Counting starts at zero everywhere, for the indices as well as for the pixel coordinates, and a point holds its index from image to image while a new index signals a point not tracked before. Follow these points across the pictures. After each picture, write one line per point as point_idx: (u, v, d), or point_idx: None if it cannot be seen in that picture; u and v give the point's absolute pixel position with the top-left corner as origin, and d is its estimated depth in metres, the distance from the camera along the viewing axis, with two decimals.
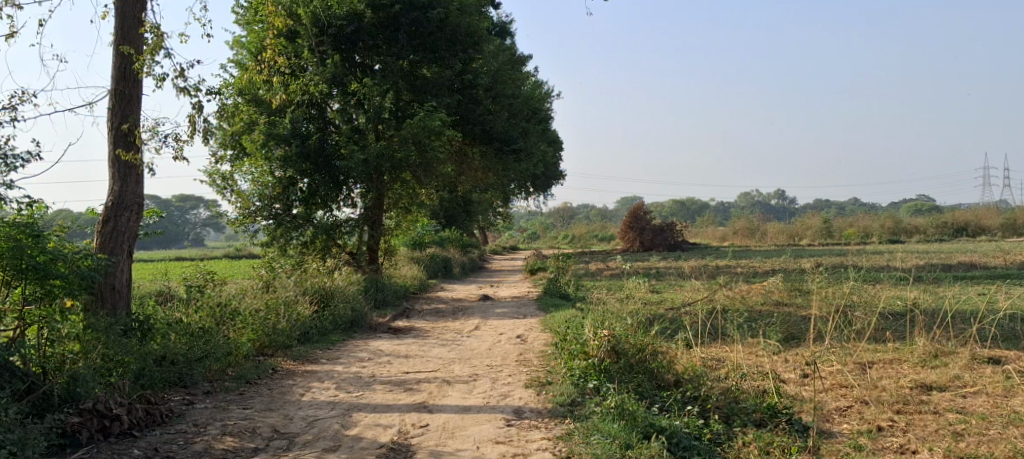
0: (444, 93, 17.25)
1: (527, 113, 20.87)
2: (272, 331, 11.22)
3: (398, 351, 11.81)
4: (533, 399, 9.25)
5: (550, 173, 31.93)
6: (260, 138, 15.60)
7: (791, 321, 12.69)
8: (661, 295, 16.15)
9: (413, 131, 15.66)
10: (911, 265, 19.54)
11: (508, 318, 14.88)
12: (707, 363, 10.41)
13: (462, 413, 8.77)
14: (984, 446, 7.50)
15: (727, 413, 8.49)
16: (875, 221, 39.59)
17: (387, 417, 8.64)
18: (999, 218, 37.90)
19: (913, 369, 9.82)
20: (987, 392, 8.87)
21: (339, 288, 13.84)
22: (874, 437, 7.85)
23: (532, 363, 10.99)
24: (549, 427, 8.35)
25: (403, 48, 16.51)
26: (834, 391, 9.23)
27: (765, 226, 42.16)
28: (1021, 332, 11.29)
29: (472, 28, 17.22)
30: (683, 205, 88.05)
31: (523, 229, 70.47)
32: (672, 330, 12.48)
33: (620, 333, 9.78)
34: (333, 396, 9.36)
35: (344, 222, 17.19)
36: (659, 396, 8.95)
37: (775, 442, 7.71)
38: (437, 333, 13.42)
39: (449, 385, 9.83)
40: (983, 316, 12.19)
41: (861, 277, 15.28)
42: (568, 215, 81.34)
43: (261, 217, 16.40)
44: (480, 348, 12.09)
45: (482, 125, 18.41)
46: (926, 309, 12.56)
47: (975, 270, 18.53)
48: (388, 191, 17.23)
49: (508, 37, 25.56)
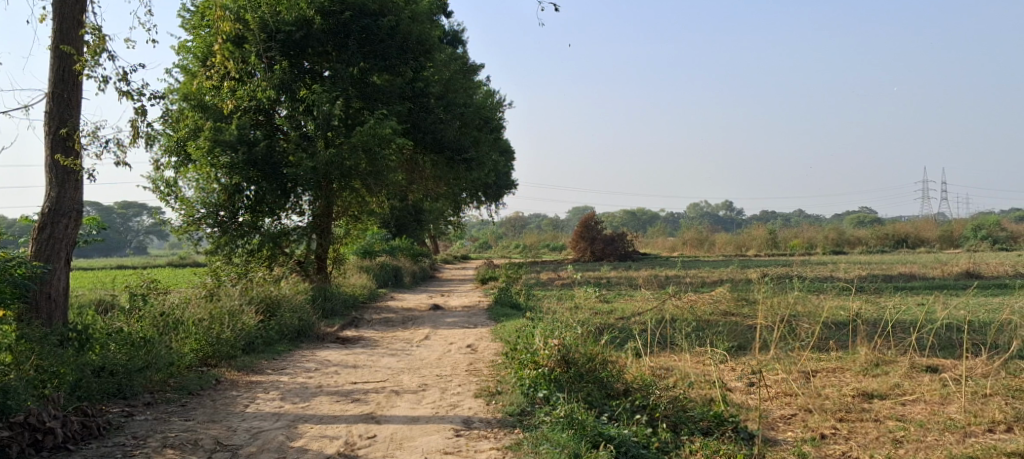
0: (394, 102, 17.13)
1: (480, 122, 20.87)
2: (216, 340, 10.96)
3: (346, 361, 11.67)
4: (483, 409, 9.21)
5: (501, 182, 31.97)
6: (205, 145, 15.31)
7: (738, 330, 12.88)
8: (612, 304, 16.28)
9: (363, 139, 15.53)
10: (854, 276, 19.98)
11: (458, 328, 14.83)
12: (655, 371, 10.51)
13: (410, 423, 8.68)
14: (922, 453, 7.68)
15: (675, 421, 8.58)
16: (819, 232, 40.51)
17: (334, 428, 8.53)
18: (937, 230, 39.03)
19: (855, 378, 10.03)
20: (925, 400, 9.10)
21: (286, 297, 13.62)
22: (817, 445, 7.99)
23: (481, 373, 10.95)
24: (498, 437, 8.32)
25: (353, 54, 16.44)
26: (779, 400, 9.37)
27: (714, 237, 43.11)
28: (958, 342, 11.62)
29: (424, 36, 17.25)
30: (633, 215, 89.29)
31: (474, 239, 70.55)
32: (621, 340, 12.56)
33: (570, 342, 9.77)
34: (278, 407, 9.19)
35: (292, 230, 16.92)
36: (608, 405, 8.98)
37: (721, 451, 7.79)
38: (387, 343, 13.31)
39: (397, 396, 9.73)
40: (922, 326, 12.52)
41: (806, 287, 15.59)
42: (520, 224, 81.55)
43: (206, 224, 16.07)
44: (430, 358, 12.00)
45: (434, 134, 18.26)
46: (868, 319, 12.87)
47: (915, 281, 19.04)
48: (337, 199, 17.05)
49: (460, 45, 25.57)
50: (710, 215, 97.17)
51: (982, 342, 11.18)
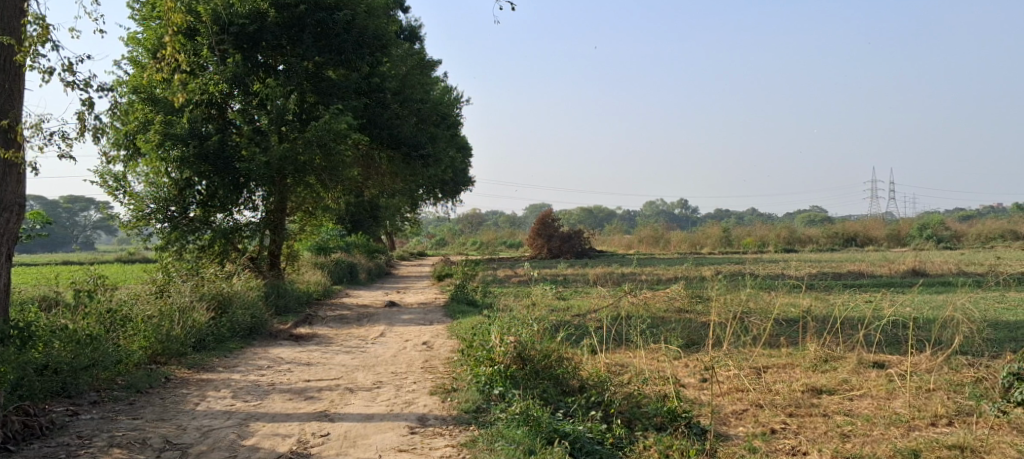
0: (349, 96, 16.93)
1: (437, 118, 20.79)
2: (166, 337, 10.78)
3: (299, 358, 11.55)
4: (438, 406, 9.18)
5: (459, 179, 31.86)
6: (155, 138, 15.07)
7: (692, 327, 13.05)
8: (568, 301, 16.38)
9: (318, 134, 15.38)
10: (804, 273, 20.31)
11: (414, 325, 14.78)
12: (611, 368, 10.61)
13: (364, 421, 8.62)
14: (868, 447, 7.85)
15: (629, 417, 8.68)
16: (772, 230, 41.10)
17: (287, 426, 8.43)
18: (885, 228, 39.90)
19: (805, 373, 10.22)
20: (872, 395, 9.30)
21: (238, 293, 13.41)
22: (767, 440, 8.12)
23: (437, 370, 10.94)
24: (453, 434, 8.31)
25: (308, 48, 16.14)
26: (732, 395, 9.51)
27: (669, 235, 43.59)
28: (903, 338, 11.92)
29: (380, 31, 17.10)
30: (589, 213, 89.83)
31: (431, 236, 70.32)
32: (577, 337, 12.65)
33: (526, 339, 9.81)
34: (230, 405, 9.06)
35: (244, 226, 16.63)
36: (564, 401, 9.04)
37: (674, 446, 7.87)
38: (341, 340, 13.22)
39: (352, 393, 9.66)
40: (870, 323, 12.80)
41: (758, 285, 15.82)
42: (477, 221, 81.45)
43: (157, 219, 15.71)
44: (385, 355, 11.95)
45: (390, 129, 18.06)
46: (818, 316, 13.14)
47: (863, 279, 19.46)
48: (291, 194, 16.94)
49: (417, 41, 25.44)
50: (665, 213, 98.05)
51: (927, 339, 11.45)
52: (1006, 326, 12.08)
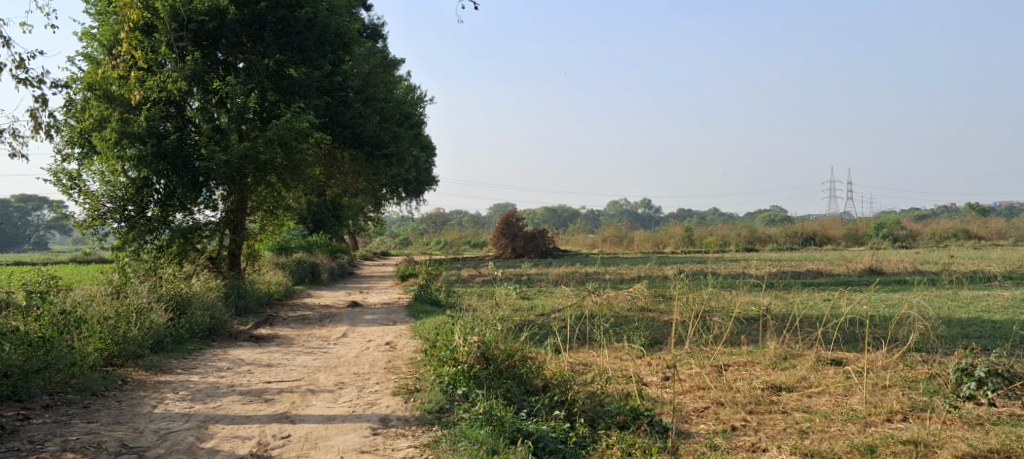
0: (311, 95, 16.82)
1: (399, 117, 20.68)
2: (122, 339, 10.59)
3: (260, 360, 11.42)
4: (401, 407, 9.14)
5: (422, 178, 31.70)
6: (112, 136, 14.74)
7: (655, 325, 13.15)
8: (532, 301, 16.42)
9: (278, 133, 15.29)
10: (765, 272, 20.53)
11: (377, 325, 14.71)
12: (574, 367, 10.65)
13: (326, 423, 8.55)
14: (826, 443, 7.97)
15: (592, 416, 8.72)
16: (733, 229, 41.54)
17: (246, 428, 8.33)
18: (843, 228, 40.55)
19: (764, 371, 10.36)
20: (829, 392, 9.45)
21: (197, 294, 13.20)
22: (728, 437, 8.22)
23: (400, 370, 10.90)
24: (416, 435, 8.28)
25: (269, 46, 16.02)
26: (693, 393, 9.60)
27: (632, 234, 43.88)
28: (860, 336, 12.12)
29: (342, 29, 16.98)
30: (553, 212, 90.11)
31: (394, 236, 69.97)
32: (541, 336, 12.67)
33: (489, 338, 9.75)
34: (188, 407, 8.94)
35: (203, 226, 16.40)
36: (527, 401, 9.05)
37: (636, 444, 7.93)
38: (302, 340, 13.10)
39: (313, 395, 9.57)
40: (828, 321, 12.99)
41: (719, 284, 15.96)
42: (441, 221, 81.24)
43: (114, 219, 15.37)
44: (347, 356, 11.86)
45: (353, 128, 17.83)
46: (777, 314, 13.31)
47: (821, 278, 19.75)
48: (252, 194, 16.69)
49: (380, 39, 25.28)
50: (629, 212, 98.65)
51: (882, 336, 11.66)
52: (960, 323, 12.33)
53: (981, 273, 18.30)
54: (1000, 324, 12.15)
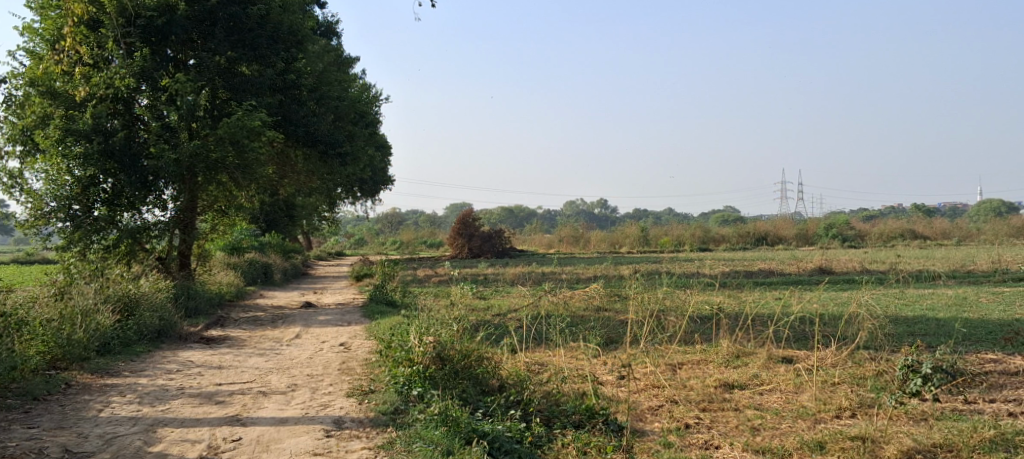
0: (264, 93, 16.44)
1: (353, 115, 20.51)
2: (66, 342, 10.31)
3: (210, 362, 11.22)
4: (355, 408, 9.05)
5: (377, 178, 31.45)
6: (56, 134, 14.40)
7: (611, 325, 13.21)
8: (489, 301, 16.39)
9: (230, 131, 15.07)
10: (718, 272, 20.77)
11: (331, 326, 14.56)
12: (530, 367, 10.65)
13: (278, 425, 8.43)
14: (777, 439, 8.09)
15: (548, 416, 8.75)
16: (687, 229, 41.98)
17: (196, 431, 8.18)
18: (795, 228, 41.23)
19: (717, 369, 10.47)
20: (780, 389, 9.59)
21: (145, 295, 12.92)
22: (681, 434, 8.30)
23: (354, 371, 10.78)
24: (370, 437, 8.20)
25: (220, 42, 15.79)
26: (648, 391, 9.67)
27: (589, 234, 44.10)
28: (811, 334, 12.31)
29: (295, 26, 16.84)
30: (510, 212, 90.17)
31: (349, 236, 69.40)
32: (497, 336, 12.65)
33: (445, 338, 9.70)
34: (135, 410, 8.75)
35: (152, 225, 16.06)
36: (483, 401, 9.03)
37: (591, 443, 7.96)
38: (255, 342, 12.90)
39: (265, 397, 9.43)
40: (779, 319, 13.19)
41: (673, 283, 16.10)
42: (397, 221, 80.74)
43: (58, 218, 14.91)
44: (300, 357, 11.71)
45: (306, 127, 17.63)
46: (730, 313, 13.47)
47: (773, 277, 20.05)
48: (203, 192, 16.44)
49: (334, 37, 25.05)
50: (586, 213, 99.14)
51: (832, 334, 11.88)
52: (905, 321, 12.61)
53: (925, 273, 18.73)
54: (944, 322, 12.46)
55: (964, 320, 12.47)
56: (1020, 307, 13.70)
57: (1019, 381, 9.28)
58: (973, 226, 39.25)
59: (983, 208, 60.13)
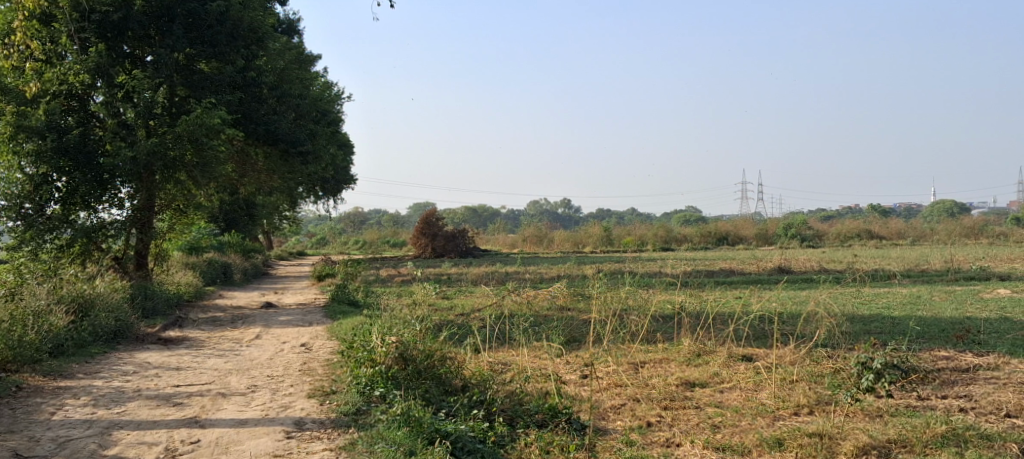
0: (223, 90, 16.49)
1: (315, 114, 20.30)
2: (17, 344, 10.06)
3: (168, 363, 11.03)
4: (316, 409, 8.97)
5: (340, 177, 31.21)
6: (7, 130, 14.00)
7: (574, 324, 13.25)
8: (452, 300, 16.33)
9: (188, 128, 14.88)
10: (680, 272, 20.95)
11: (292, 326, 14.41)
12: (494, 367, 10.65)
13: (237, 427, 8.33)
14: (737, 436, 8.19)
15: (511, 415, 8.75)
16: (649, 229, 42.27)
17: (153, 434, 8.05)
18: (755, 227, 41.76)
19: (679, 367, 10.57)
20: (740, 387, 9.71)
21: (101, 295, 12.68)
22: (643, 433, 8.36)
23: (316, 372, 10.68)
24: (331, 438, 8.13)
25: (178, 39, 15.46)
26: (610, 390, 9.72)
27: (553, 234, 44.21)
28: (770, 332, 12.48)
29: (255, 23, 16.63)
30: (473, 212, 90.05)
31: (311, 235, 68.73)
32: (460, 336, 12.63)
33: (408, 339, 9.64)
34: (90, 413, 8.57)
35: (108, 224, 15.78)
36: (446, 401, 9.00)
37: (554, 442, 7.98)
38: (214, 342, 12.72)
39: (224, 398, 9.30)
40: (739, 318, 13.35)
41: (635, 282, 16.20)
42: (359, 221, 80.19)
43: (8, 218, 14.33)
44: (260, 358, 11.57)
45: (267, 125, 17.41)
46: (692, 312, 13.60)
47: (734, 276, 20.31)
48: (161, 191, 16.18)
49: (295, 35, 24.80)
50: (550, 213, 99.39)
51: (791, 333, 12.05)
52: (862, 319, 12.85)
53: (881, 272, 19.09)
54: (899, 320, 12.71)
55: (918, 318, 12.73)
56: (972, 305, 14.02)
57: (970, 377, 9.50)
58: (927, 226, 40.08)
59: (937, 208, 61.48)
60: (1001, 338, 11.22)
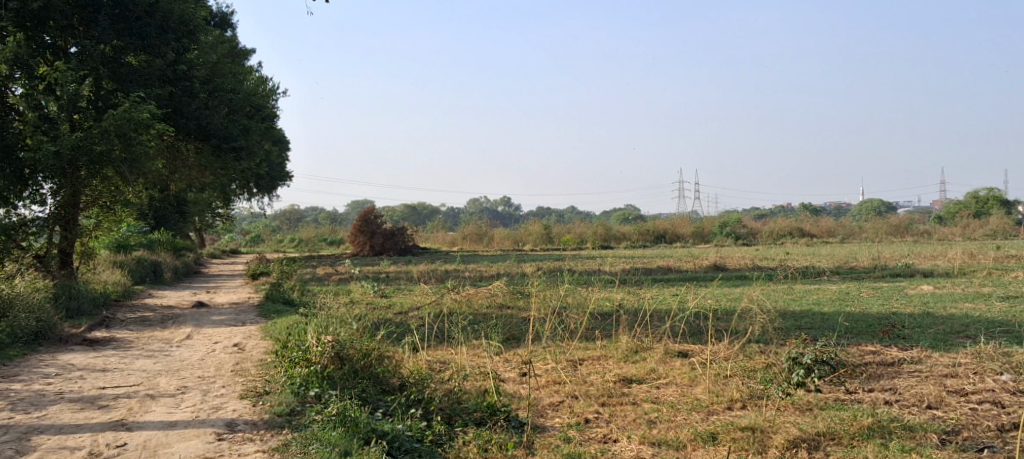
0: (153, 84, 15.86)
1: (249, 109, 19.90)
2: None
3: (92, 365, 10.66)
4: (249, 410, 8.77)
5: (276, 174, 30.64)
6: None
7: (513, 322, 13.25)
8: (390, 299, 16.17)
9: (116, 123, 14.45)
10: (618, 269, 21.19)
11: (225, 326, 14.08)
12: (432, 365, 10.58)
13: (166, 429, 8.09)
14: (672, 431, 8.28)
15: (450, 414, 8.69)
16: (589, 227, 42.56)
17: (76, 438, 7.77)
18: (692, 226, 42.43)
19: (617, 364, 10.65)
20: (676, 383, 9.83)
21: (21, 295, 12.18)
22: (581, 429, 8.40)
23: (248, 372, 10.44)
24: (265, 439, 7.97)
25: (105, 30, 15.07)
26: (549, 388, 9.74)
27: (492, 232, 44.12)
28: (705, 328, 12.66)
29: (186, 16, 16.20)
30: (413, 209, 89.47)
31: (245, 232, 67.36)
32: (398, 334, 12.53)
33: (344, 338, 9.51)
34: (8, 418, 8.23)
35: (29, 221, 15.31)
36: (383, 401, 8.89)
37: (493, 440, 7.95)
38: (142, 343, 12.34)
39: (152, 400, 9.03)
40: (676, 314, 13.53)
41: (574, 280, 16.28)
42: (296, 218, 79.04)
43: None
44: (191, 359, 11.27)
45: (198, 120, 17.01)
46: (630, 309, 13.72)
47: (671, 273, 20.62)
48: (86, 188, 15.70)
49: (228, 28, 24.27)
50: (490, 211, 99.47)
51: (725, 329, 12.27)
52: (793, 315, 13.15)
53: (812, 269, 19.59)
54: (828, 315, 13.04)
55: (846, 314, 13.10)
56: (897, 301, 14.47)
57: (895, 370, 9.79)
58: (856, 224, 41.31)
59: (865, 207, 63.54)
60: (924, 332, 11.60)
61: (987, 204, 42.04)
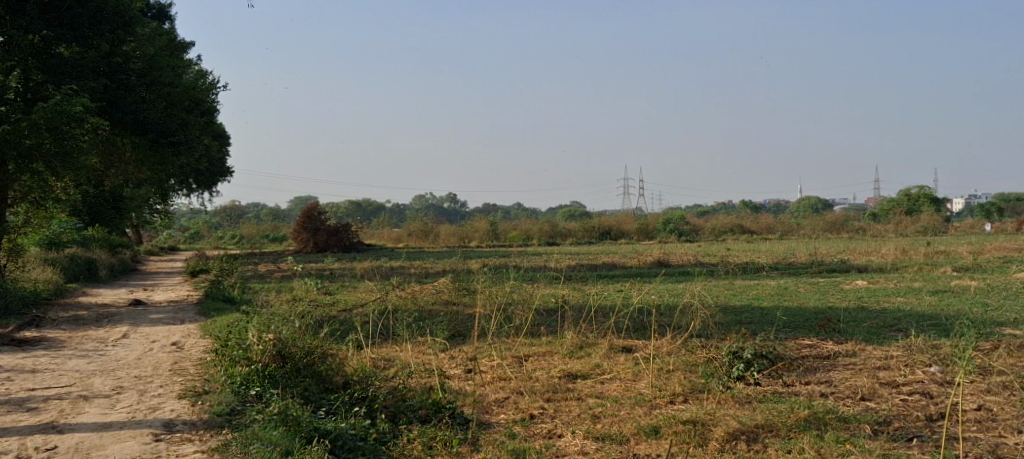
0: (86, 76, 15.38)
1: (188, 102, 19.49)
2: None
3: (20, 366, 10.29)
4: (187, 410, 8.58)
5: (216, 169, 30.05)
6: None
7: (459, 319, 13.23)
8: (334, 296, 15.99)
9: (46, 116, 13.97)
10: (564, 266, 21.29)
11: (163, 324, 13.75)
12: (376, 363, 10.51)
13: (100, 431, 7.88)
14: (616, 425, 8.36)
15: (394, 412, 8.64)
16: (536, 225, 42.89)
17: (3, 442, 7.52)
18: (636, 223, 42.79)
19: (561, 360, 10.71)
20: (620, 378, 9.92)
21: None
22: (526, 425, 8.43)
23: (187, 372, 10.22)
24: (204, 439, 7.81)
25: (33, 20, 14.60)
26: (494, 384, 9.74)
27: (438, 228, 43.87)
28: (649, 323, 12.83)
29: (122, 7, 15.73)
30: (358, 206, 88.64)
31: (184, 229, 65.81)
32: (341, 332, 12.41)
33: (286, 336, 9.41)
34: None
35: None
36: (326, 399, 8.79)
37: (437, 437, 7.94)
38: (75, 343, 11.98)
39: (86, 401, 8.78)
40: (620, 310, 13.67)
41: (520, 277, 16.32)
42: (237, 214, 77.56)
43: None
44: (126, 359, 10.97)
45: (134, 114, 16.49)
46: (574, 306, 13.82)
47: (616, 270, 20.79)
48: (14, 182, 15.20)
49: (167, 20, 23.74)
50: (436, 207, 99.14)
51: (668, 324, 12.45)
52: (734, 310, 13.41)
53: (752, 264, 19.96)
54: (767, 310, 13.32)
55: (785, 309, 13.40)
56: (833, 296, 14.86)
57: (831, 364, 10.03)
58: (795, 221, 42.29)
59: (803, 204, 65.14)
60: (858, 326, 11.92)
61: (919, 201, 43.60)
